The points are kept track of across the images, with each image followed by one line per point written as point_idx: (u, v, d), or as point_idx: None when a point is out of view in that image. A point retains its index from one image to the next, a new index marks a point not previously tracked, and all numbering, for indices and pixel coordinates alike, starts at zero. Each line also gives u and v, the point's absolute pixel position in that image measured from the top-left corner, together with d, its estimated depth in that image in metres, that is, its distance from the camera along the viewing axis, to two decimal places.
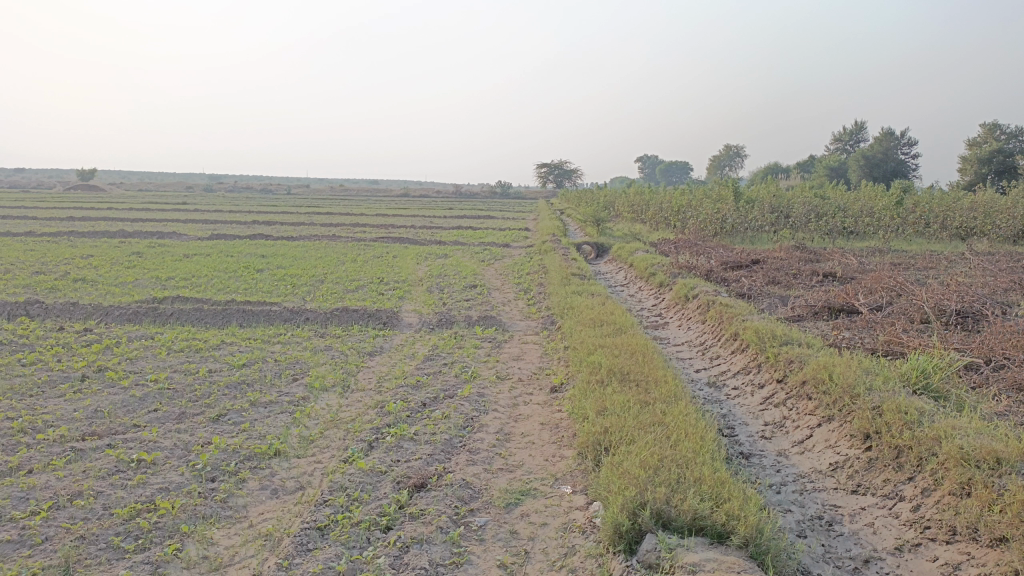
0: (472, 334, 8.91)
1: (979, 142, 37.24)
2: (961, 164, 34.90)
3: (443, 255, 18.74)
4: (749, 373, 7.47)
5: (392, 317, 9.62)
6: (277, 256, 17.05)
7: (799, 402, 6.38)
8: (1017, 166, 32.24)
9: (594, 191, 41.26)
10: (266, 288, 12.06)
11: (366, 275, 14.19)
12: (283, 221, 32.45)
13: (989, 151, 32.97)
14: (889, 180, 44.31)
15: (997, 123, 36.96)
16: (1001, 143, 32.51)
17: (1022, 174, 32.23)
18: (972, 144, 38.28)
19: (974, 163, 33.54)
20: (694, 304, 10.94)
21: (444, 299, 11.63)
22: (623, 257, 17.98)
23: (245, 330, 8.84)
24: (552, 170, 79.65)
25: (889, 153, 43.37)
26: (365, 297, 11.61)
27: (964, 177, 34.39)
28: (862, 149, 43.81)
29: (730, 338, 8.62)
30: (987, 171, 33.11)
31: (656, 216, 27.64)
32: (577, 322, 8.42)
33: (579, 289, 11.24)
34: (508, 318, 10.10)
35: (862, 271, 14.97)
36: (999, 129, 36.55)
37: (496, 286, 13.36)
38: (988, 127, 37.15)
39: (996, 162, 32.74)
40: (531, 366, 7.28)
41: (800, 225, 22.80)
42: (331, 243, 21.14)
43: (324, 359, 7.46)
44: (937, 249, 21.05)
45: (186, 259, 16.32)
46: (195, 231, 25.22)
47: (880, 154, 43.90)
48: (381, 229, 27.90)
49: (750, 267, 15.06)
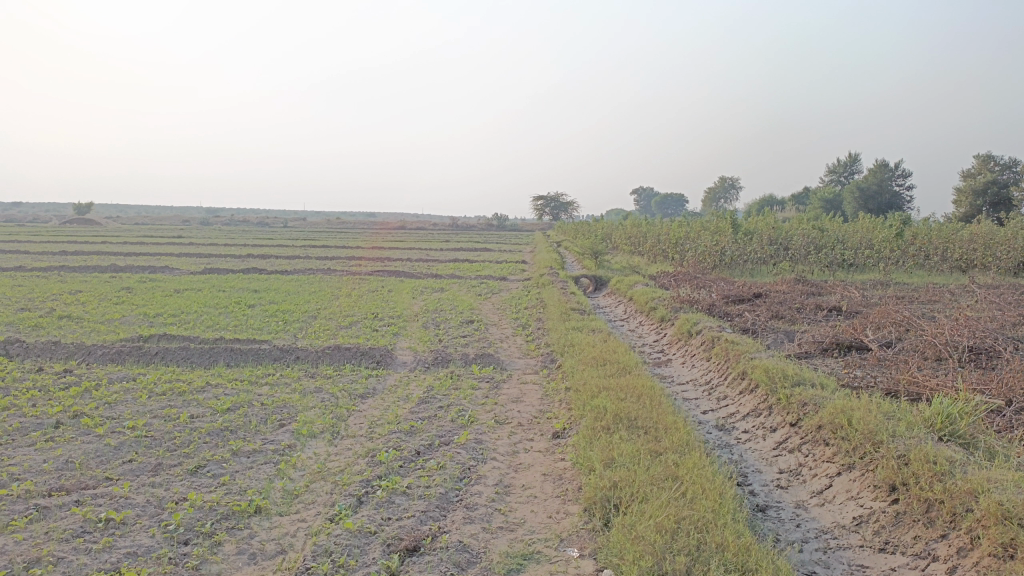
0: (468, 373, 8.56)
1: (973, 174, 37.26)
2: (956, 196, 34.87)
3: (439, 289, 18.43)
4: (759, 415, 7.12)
5: (385, 355, 9.27)
6: (270, 291, 16.71)
7: (816, 448, 6.02)
8: (1012, 197, 32.21)
9: (591, 223, 41.12)
10: (257, 325, 11.71)
11: (360, 310, 13.85)
12: (277, 254, 32.15)
13: (983, 183, 32.94)
14: (885, 211, 44.30)
15: (991, 155, 37.02)
16: (995, 175, 32.52)
17: (1018, 205, 32.18)
18: (966, 176, 38.34)
19: (968, 195, 33.48)
20: (698, 340, 10.60)
21: (440, 335, 11.28)
22: (622, 290, 17.68)
23: (231, 370, 8.47)
24: (548, 202, 79.75)
25: (884, 185, 43.41)
26: (358, 334, 11.26)
27: (959, 208, 34.35)
28: (857, 181, 43.87)
29: (738, 377, 8.27)
30: (981, 203, 33.04)
31: (654, 249, 27.42)
32: (578, 362, 8.07)
33: (579, 325, 10.91)
34: (507, 356, 9.75)
35: (866, 305, 14.69)
36: (992, 160, 36.64)
37: (493, 321, 13.02)
38: (982, 159, 37.23)
39: (991, 193, 32.71)
40: (531, 409, 6.92)
41: (800, 257, 22.57)
42: (326, 277, 20.83)
43: (313, 402, 7.10)
44: (938, 281, 20.81)
45: (176, 294, 15.95)
46: (187, 265, 24.90)
47: (875, 186, 43.95)
48: (376, 262, 27.62)
49: (752, 300, 14.76)
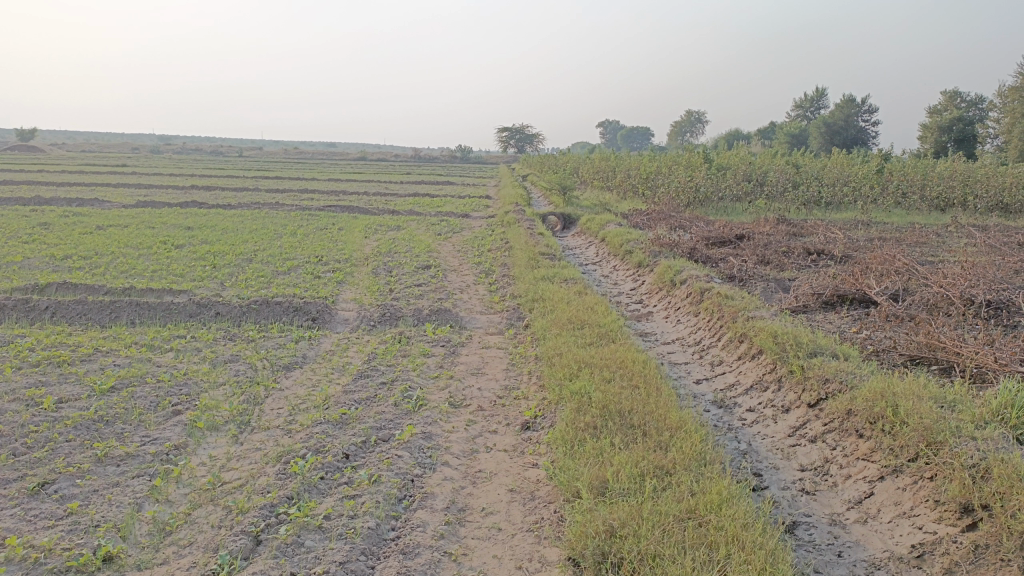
0: (419, 335, 7.22)
1: (940, 111, 36.26)
2: (922, 131, 33.82)
3: (395, 228, 16.96)
4: (768, 390, 5.95)
5: (322, 311, 7.86)
6: (205, 228, 15.05)
7: (846, 441, 4.86)
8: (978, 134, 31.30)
9: (556, 156, 39.47)
10: (180, 270, 10.17)
11: (303, 253, 12.34)
12: (224, 186, 30.08)
13: (949, 120, 31.93)
14: (850, 147, 43.34)
15: (958, 91, 36.00)
16: (962, 111, 31.50)
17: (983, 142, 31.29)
18: (933, 112, 37.40)
19: (934, 131, 32.48)
20: (682, 290, 9.38)
21: (391, 284, 9.89)
22: (593, 231, 16.37)
23: (132, 332, 7.02)
24: (513, 134, 77.58)
25: (851, 120, 42.26)
26: (296, 282, 9.80)
27: (924, 145, 33.35)
28: (823, 115, 42.69)
29: (734, 339, 7.08)
30: (947, 139, 32.04)
31: (624, 184, 26.04)
32: (550, 323, 6.77)
33: (549, 273, 9.58)
34: (467, 312, 8.41)
35: (854, 248, 13.59)
36: (960, 96, 35.74)
37: (452, 266, 11.63)
38: (949, 96, 36.30)
39: (956, 130, 31.70)
40: (495, 386, 5.63)
41: (776, 195, 21.42)
42: (273, 213, 19.15)
43: (223, 377, 5.72)
44: (917, 221, 19.85)
45: (97, 232, 14.24)
46: (122, 197, 22.85)
47: (841, 121, 42.83)
48: (331, 196, 25.86)
49: (735, 243, 13.56)
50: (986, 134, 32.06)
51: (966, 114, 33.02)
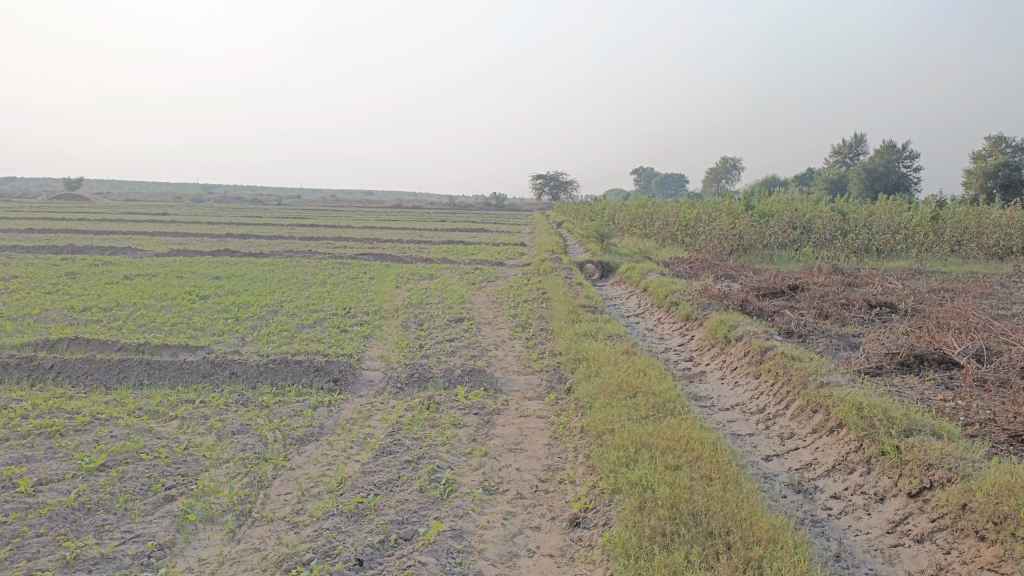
0: (450, 400, 6.50)
1: (985, 156, 35.08)
2: (966, 177, 32.66)
3: (427, 277, 16.39)
4: (856, 474, 5.16)
5: (345, 371, 7.19)
6: (233, 278, 14.61)
7: (964, 544, 4.03)
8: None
9: (590, 203, 38.98)
10: (200, 324, 9.64)
11: (331, 304, 11.77)
12: (258, 234, 30.00)
13: (994, 164, 30.76)
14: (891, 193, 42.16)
15: (1003, 135, 34.84)
16: (1007, 156, 30.36)
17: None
18: (977, 156, 36.26)
19: (979, 177, 31.32)
20: (738, 347, 8.57)
21: (421, 340, 9.22)
22: (633, 280, 15.63)
23: (137, 397, 6.41)
24: (547, 182, 77.59)
25: (891, 166, 41.13)
26: (321, 337, 9.18)
27: (968, 191, 32.16)
28: (862, 161, 41.70)
29: (805, 408, 6.29)
30: (992, 185, 30.80)
31: (662, 231, 25.30)
32: (598, 389, 6.01)
33: (591, 329, 8.85)
34: (502, 372, 7.70)
35: (917, 300, 12.64)
36: (1004, 141, 34.67)
37: (487, 319, 10.96)
38: (993, 141, 35.24)
39: (1002, 176, 30.53)
40: (537, 466, 4.88)
41: (823, 242, 20.48)
42: (304, 261, 18.75)
43: (229, 453, 5.05)
44: (975, 270, 18.77)
45: (123, 282, 13.85)
46: (156, 245, 22.74)
47: (880, 167, 41.78)
48: (364, 244, 25.54)
49: (788, 295, 12.72)
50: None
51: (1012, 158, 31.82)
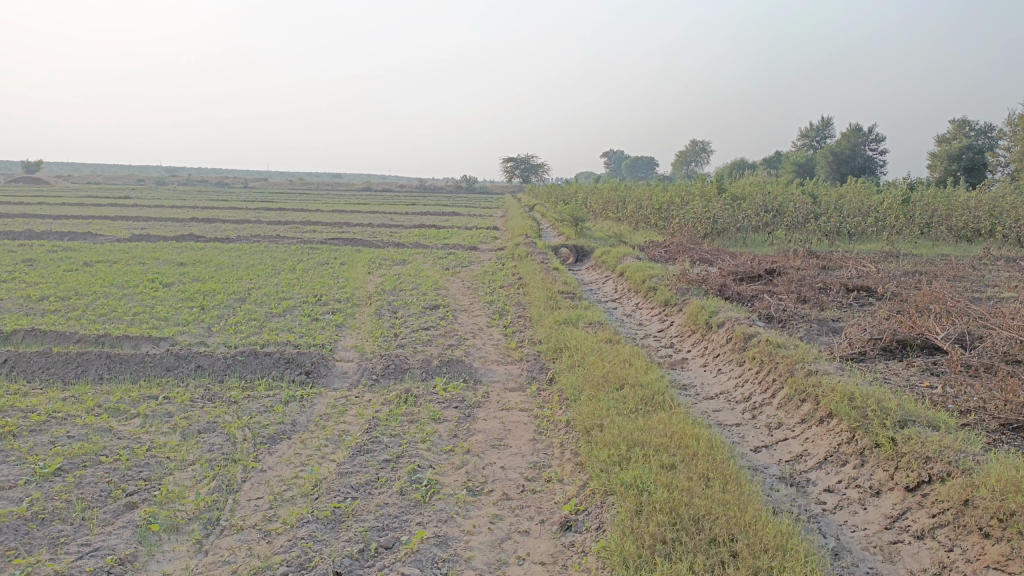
0: (429, 393, 6.24)
1: (949, 139, 35.42)
2: (931, 160, 32.95)
3: (400, 262, 16.06)
4: (849, 466, 5.02)
5: (318, 362, 6.89)
6: (198, 264, 14.14)
7: (967, 541, 3.89)
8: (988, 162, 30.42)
9: (562, 186, 38.78)
10: (164, 314, 9.26)
11: (301, 292, 11.41)
12: (224, 218, 29.35)
13: (958, 148, 31.04)
14: (857, 176, 42.50)
15: (967, 119, 35.22)
16: (971, 139, 30.64)
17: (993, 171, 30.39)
18: (942, 139, 36.61)
19: (943, 160, 31.60)
20: (720, 333, 8.42)
21: (396, 329, 8.93)
22: (609, 265, 15.45)
23: (96, 393, 6.05)
24: (518, 165, 77.19)
25: (858, 149, 41.41)
26: (291, 327, 8.85)
27: (933, 173, 32.45)
28: (830, 144, 41.93)
29: (793, 397, 6.14)
30: (956, 168, 31.09)
31: (635, 215, 25.17)
32: (583, 381, 5.80)
33: (571, 316, 8.63)
34: (481, 362, 7.45)
35: (892, 284, 12.61)
36: (968, 125, 35.06)
37: (463, 306, 10.69)
38: (957, 124, 35.61)
39: (966, 159, 30.83)
40: (523, 464, 4.66)
41: (796, 225, 20.47)
42: (272, 246, 18.30)
43: (195, 455, 4.75)
44: (944, 253, 18.88)
45: (83, 270, 13.33)
46: (117, 230, 22.08)
47: (848, 150, 42.05)
48: (334, 229, 25.08)
49: (765, 279, 12.63)
50: (997, 162, 31.18)
51: (975, 142, 32.15)
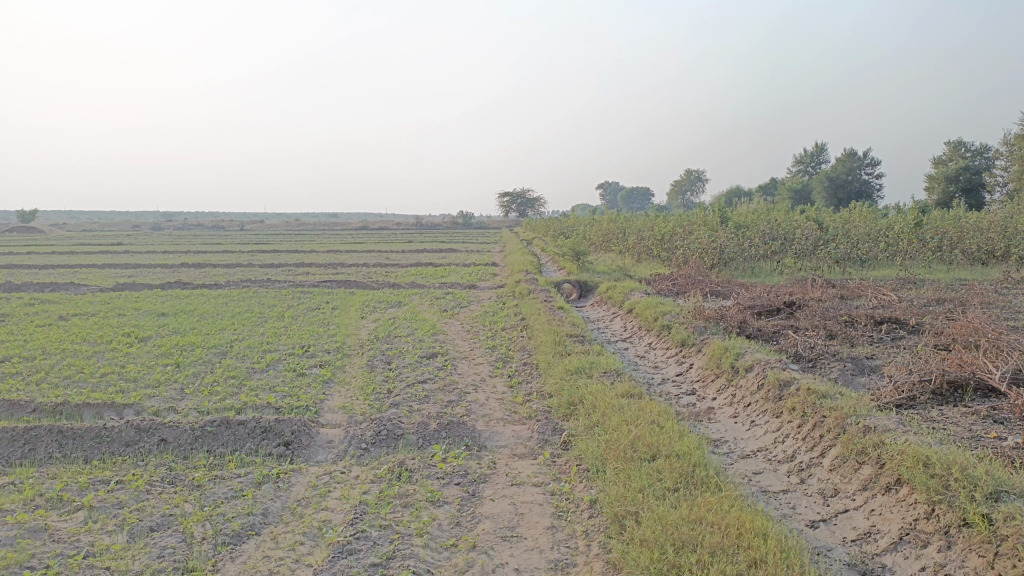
0: (425, 466, 5.37)
1: (945, 161, 34.94)
2: (927, 183, 32.32)
3: (395, 304, 15.26)
4: (932, 549, 4.16)
5: (299, 431, 6.02)
6: (181, 315, 13.31)
7: None
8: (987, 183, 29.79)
9: (559, 218, 38.15)
10: (135, 374, 8.41)
11: (288, 342, 10.56)
12: (216, 263, 28.58)
13: (955, 169, 30.40)
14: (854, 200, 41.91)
15: (961, 140, 34.69)
16: (967, 160, 30.04)
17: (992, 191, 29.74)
18: (938, 161, 36.06)
19: (940, 181, 30.98)
20: (749, 378, 7.59)
21: (389, 383, 8.07)
22: (615, 301, 14.64)
23: (38, 480, 5.17)
24: (515, 200, 76.83)
25: (853, 173, 40.85)
26: (274, 385, 7.99)
27: (931, 196, 31.74)
28: (825, 170, 41.40)
29: (852, 461, 5.30)
30: (954, 189, 30.41)
31: (637, 246, 24.44)
32: (605, 451, 4.95)
33: (583, 364, 7.79)
34: (485, 423, 6.59)
35: (921, 314, 11.76)
36: (963, 146, 34.58)
37: (463, 354, 9.85)
38: (953, 146, 35.14)
39: (963, 180, 30.21)
40: (541, 565, 3.79)
41: (805, 253, 19.67)
42: (262, 292, 17.49)
43: (139, 565, 3.87)
44: (960, 278, 18.06)
45: (57, 325, 12.49)
46: (104, 279, 21.26)
47: (843, 175, 41.50)
48: (328, 270, 24.31)
49: (785, 313, 11.81)
50: (995, 182, 30.53)
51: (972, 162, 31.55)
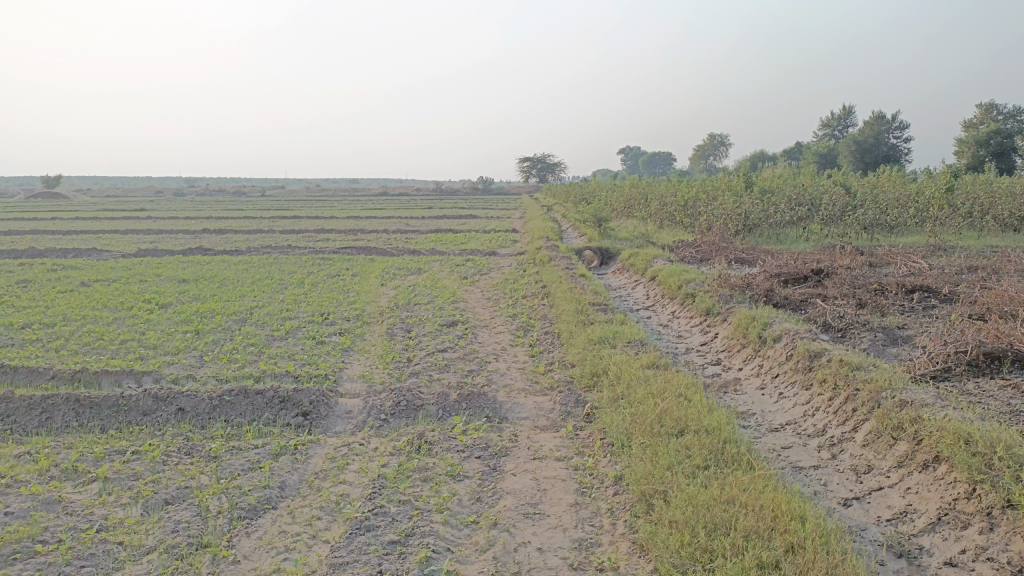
0: (445, 438, 5.25)
1: (976, 124, 33.99)
2: (957, 146, 31.44)
3: (415, 271, 15.13)
4: (973, 530, 3.98)
5: (317, 401, 5.91)
6: (201, 281, 13.27)
7: None
8: (1019, 146, 28.90)
9: (581, 184, 37.69)
10: (154, 341, 8.36)
11: (308, 309, 10.48)
12: (237, 229, 28.61)
13: (986, 133, 29.55)
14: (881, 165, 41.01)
15: (994, 103, 33.69)
16: (999, 123, 29.15)
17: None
18: (969, 124, 35.10)
19: (970, 145, 30.14)
20: (777, 349, 7.38)
21: (408, 352, 7.95)
22: (638, 268, 14.40)
23: (54, 450, 5.12)
24: (535, 165, 76.16)
25: (881, 137, 39.90)
26: (293, 353, 7.90)
27: (960, 160, 30.92)
28: (851, 133, 40.45)
29: (887, 437, 5.11)
30: (985, 154, 29.57)
31: (660, 212, 24.06)
32: (631, 426, 4.79)
33: (606, 333, 7.61)
34: (507, 393, 6.46)
35: (954, 282, 11.41)
36: (995, 109, 33.59)
37: (483, 322, 9.71)
38: (984, 108, 34.15)
39: (995, 143, 29.35)
40: (564, 543, 3.66)
41: (833, 219, 19.23)
42: (282, 258, 17.44)
43: (153, 540, 3.79)
44: (991, 244, 17.57)
45: (79, 291, 12.50)
46: (126, 245, 21.30)
47: (870, 139, 40.53)
48: (348, 236, 24.21)
49: (813, 281, 11.53)
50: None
51: (1004, 126, 30.63)
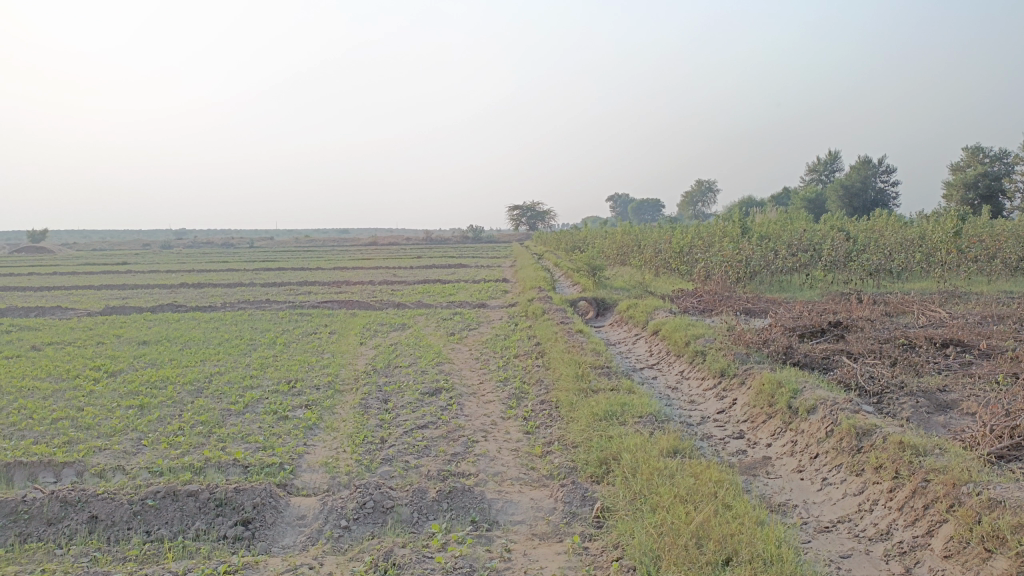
0: (420, 557, 4.12)
1: (963, 167, 33.57)
2: (946, 189, 30.87)
3: (397, 327, 14.08)
4: None
5: (261, 505, 4.78)
6: (162, 342, 12.16)
7: None
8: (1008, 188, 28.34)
9: (572, 232, 36.92)
10: (89, 420, 7.20)
11: (275, 376, 9.36)
12: (217, 282, 27.54)
13: (975, 175, 28.99)
14: (870, 208, 40.52)
15: (980, 145, 33.35)
16: (986, 166, 28.64)
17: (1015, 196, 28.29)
18: (957, 168, 34.65)
19: (958, 188, 29.58)
20: (813, 422, 6.33)
21: (383, 430, 6.82)
22: (637, 321, 13.37)
23: None
24: (526, 213, 75.88)
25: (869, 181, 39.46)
26: (247, 432, 6.76)
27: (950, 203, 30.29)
28: (839, 178, 40.02)
29: (980, 549, 4.02)
30: (974, 196, 28.98)
31: (654, 260, 23.14)
32: (659, 547, 3.71)
33: (613, 405, 6.52)
34: (498, 486, 5.34)
35: (984, 334, 10.39)
36: (981, 151, 33.22)
37: (471, 389, 8.61)
38: (971, 151, 33.77)
39: (983, 186, 28.77)
40: None
41: (837, 266, 18.11)
42: (257, 314, 16.36)
43: None
44: (1002, 290, 16.65)
45: (26, 356, 11.35)
46: (95, 301, 20.20)
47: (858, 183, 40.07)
48: (330, 289, 23.14)
49: (832, 335, 10.51)
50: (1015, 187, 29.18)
51: (992, 168, 30.13)
